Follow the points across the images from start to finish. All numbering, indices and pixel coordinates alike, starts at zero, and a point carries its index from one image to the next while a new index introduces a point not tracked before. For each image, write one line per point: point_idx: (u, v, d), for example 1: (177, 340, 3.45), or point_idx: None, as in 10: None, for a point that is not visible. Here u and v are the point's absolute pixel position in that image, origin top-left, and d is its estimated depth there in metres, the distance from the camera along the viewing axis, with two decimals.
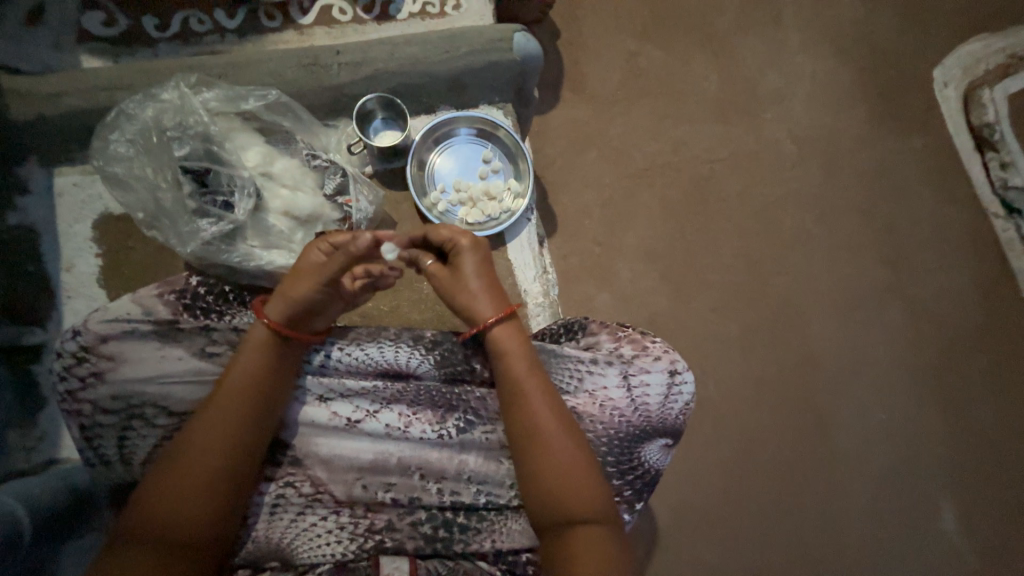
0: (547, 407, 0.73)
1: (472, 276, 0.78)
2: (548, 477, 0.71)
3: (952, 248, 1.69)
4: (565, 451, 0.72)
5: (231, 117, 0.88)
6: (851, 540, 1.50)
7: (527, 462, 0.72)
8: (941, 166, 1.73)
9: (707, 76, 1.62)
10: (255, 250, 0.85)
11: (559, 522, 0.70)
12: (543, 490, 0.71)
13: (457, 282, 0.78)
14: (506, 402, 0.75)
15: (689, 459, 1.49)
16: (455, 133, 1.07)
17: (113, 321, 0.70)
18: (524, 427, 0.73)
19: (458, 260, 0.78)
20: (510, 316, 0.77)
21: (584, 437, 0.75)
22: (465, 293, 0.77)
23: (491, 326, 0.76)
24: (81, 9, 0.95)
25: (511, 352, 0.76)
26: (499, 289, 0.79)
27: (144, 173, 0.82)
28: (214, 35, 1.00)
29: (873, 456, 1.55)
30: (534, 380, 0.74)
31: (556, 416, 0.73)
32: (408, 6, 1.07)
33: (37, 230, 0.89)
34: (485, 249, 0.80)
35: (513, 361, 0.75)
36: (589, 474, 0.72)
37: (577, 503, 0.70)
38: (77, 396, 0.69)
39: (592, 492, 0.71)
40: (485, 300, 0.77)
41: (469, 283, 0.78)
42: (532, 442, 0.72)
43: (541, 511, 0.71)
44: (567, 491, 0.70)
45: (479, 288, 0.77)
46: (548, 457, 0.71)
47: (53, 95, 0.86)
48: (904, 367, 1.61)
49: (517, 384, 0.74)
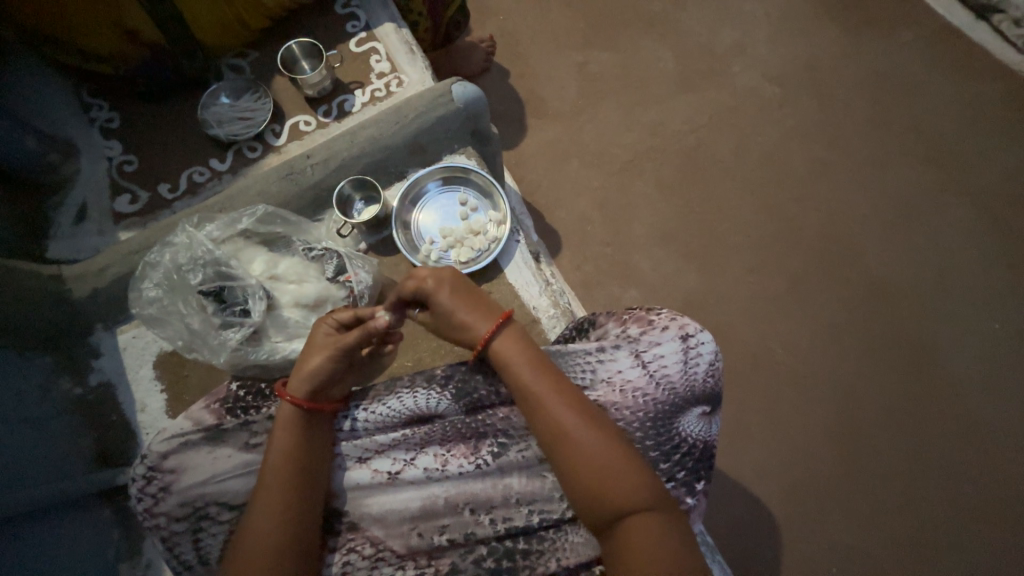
0: (565, 407, 0.74)
1: (453, 310, 0.83)
2: (585, 476, 0.71)
3: (993, 124, 1.54)
4: (595, 445, 0.72)
5: (234, 239, 1.02)
6: (1010, 474, 1.28)
7: (562, 466, 0.73)
8: (944, 49, 1.61)
9: (660, 57, 1.65)
10: (279, 343, 0.96)
11: (610, 519, 0.70)
12: (584, 490, 0.71)
13: (447, 317, 0.83)
14: (527, 412, 0.76)
15: (785, 435, 1.33)
16: (427, 188, 1.14)
17: (169, 438, 0.80)
18: (549, 432, 0.74)
19: (434, 299, 0.83)
20: (503, 327, 0.81)
21: (613, 426, 0.75)
22: (455, 328, 0.83)
23: (491, 343, 0.80)
24: (112, 198, 1.16)
25: (518, 363, 0.78)
26: (486, 307, 0.84)
27: (174, 307, 0.95)
28: (213, 180, 1.19)
29: (996, 372, 1.35)
30: (546, 382, 0.76)
31: (578, 413, 0.74)
32: (359, 99, 1.22)
33: (113, 383, 1.03)
34: (448, 278, 0.84)
35: (522, 371, 0.77)
36: (625, 462, 0.71)
37: (622, 496, 0.69)
38: (153, 511, 0.77)
39: (633, 481, 0.70)
40: (477, 322, 0.82)
41: (454, 317, 0.83)
42: (561, 445, 0.73)
43: (590, 512, 0.71)
44: (608, 486, 0.70)
45: (466, 315, 0.82)
46: (580, 455, 0.72)
47: (100, 270, 1.01)
48: (992, 264, 1.43)
49: (532, 390, 0.76)
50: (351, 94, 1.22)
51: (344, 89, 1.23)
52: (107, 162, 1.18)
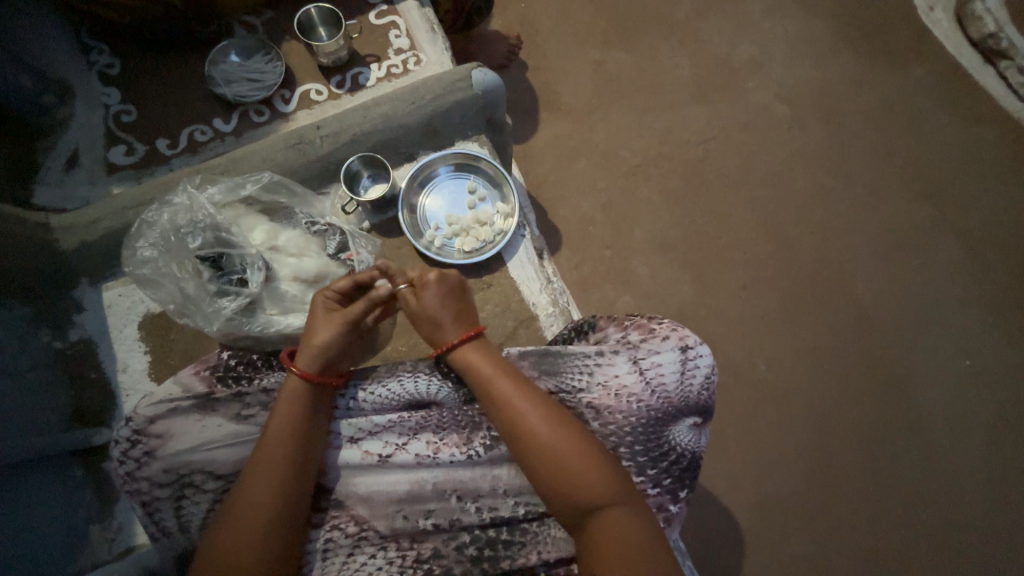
0: (530, 411, 0.74)
1: (431, 308, 0.81)
2: (552, 478, 0.72)
3: (989, 166, 1.59)
4: (561, 444, 0.72)
5: (236, 205, 0.99)
6: (966, 504, 1.35)
7: (527, 466, 0.74)
8: (950, 89, 1.65)
9: (678, 64, 1.64)
10: (274, 317, 0.94)
11: (580, 516, 0.71)
12: (553, 488, 0.72)
13: (422, 314, 0.82)
14: (491, 415, 0.77)
15: (761, 449, 1.37)
16: (436, 173, 1.12)
17: (159, 402, 0.78)
18: (514, 436, 0.74)
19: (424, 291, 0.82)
20: (471, 338, 0.81)
21: (580, 425, 0.76)
22: (430, 323, 0.82)
23: (455, 347, 0.80)
24: (107, 147, 1.12)
25: (482, 366, 0.78)
26: (466, 314, 0.83)
27: (168, 269, 0.92)
28: (216, 140, 1.15)
29: (964, 405, 1.42)
30: (509, 385, 0.76)
31: (542, 416, 0.74)
32: (375, 73, 1.19)
33: (94, 340, 1.01)
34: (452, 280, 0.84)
35: (485, 374, 0.77)
36: (590, 461, 0.72)
37: (588, 493, 0.70)
38: (136, 475, 0.76)
39: (600, 478, 0.71)
40: (458, 321, 0.82)
41: (433, 314, 0.81)
42: (527, 446, 0.73)
43: (560, 507, 0.72)
44: (575, 484, 0.71)
45: (443, 318, 0.81)
46: (547, 455, 0.72)
47: (91, 222, 0.98)
48: (972, 303, 1.49)
49: (494, 394, 0.76)
50: (366, 67, 1.19)
51: (360, 60, 1.20)
52: (103, 109, 1.14)
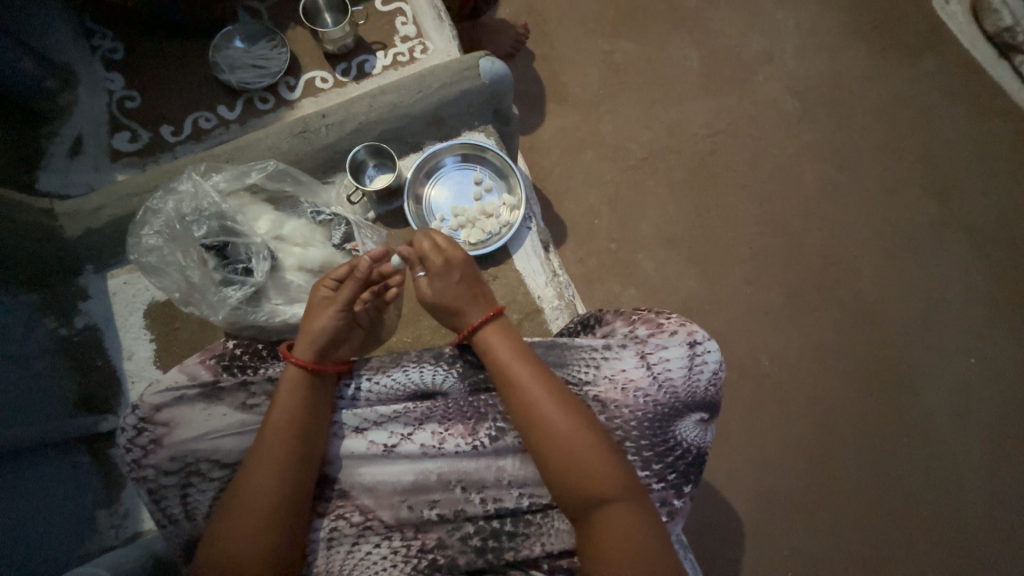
0: (545, 396, 0.74)
1: (446, 294, 0.83)
2: (561, 464, 0.72)
3: (1000, 161, 1.57)
4: (573, 431, 0.73)
5: (241, 194, 0.99)
6: (968, 501, 1.35)
7: (537, 452, 0.73)
8: (963, 82, 1.62)
9: (687, 55, 1.62)
10: (280, 307, 0.94)
11: (582, 507, 0.71)
12: (562, 475, 0.72)
13: (441, 298, 0.84)
14: (505, 397, 0.77)
15: (764, 444, 1.37)
16: (442, 163, 1.11)
17: (165, 391, 0.78)
18: (527, 419, 0.74)
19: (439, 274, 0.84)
20: (493, 318, 0.82)
21: (590, 415, 0.76)
22: (450, 309, 0.84)
23: (478, 329, 0.81)
24: (111, 133, 1.12)
25: (501, 349, 0.79)
26: (482, 296, 0.85)
27: (173, 257, 0.92)
28: (220, 128, 1.14)
29: (969, 402, 1.41)
30: (526, 369, 0.76)
31: (556, 401, 0.74)
32: (380, 61, 1.18)
33: (100, 328, 1.02)
34: (464, 264, 0.85)
35: (503, 356, 0.78)
36: (599, 452, 0.72)
37: (596, 483, 0.70)
38: (142, 462, 0.76)
39: (607, 468, 0.71)
40: (473, 306, 0.83)
41: (450, 299, 0.83)
42: (539, 430, 0.73)
43: (563, 496, 0.72)
44: (580, 472, 0.71)
45: (461, 301, 0.83)
46: (557, 441, 0.72)
47: (96, 209, 0.97)
48: (980, 301, 1.48)
49: (511, 376, 0.76)
50: (372, 55, 1.18)
51: (366, 48, 1.18)
52: (107, 96, 1.13)
